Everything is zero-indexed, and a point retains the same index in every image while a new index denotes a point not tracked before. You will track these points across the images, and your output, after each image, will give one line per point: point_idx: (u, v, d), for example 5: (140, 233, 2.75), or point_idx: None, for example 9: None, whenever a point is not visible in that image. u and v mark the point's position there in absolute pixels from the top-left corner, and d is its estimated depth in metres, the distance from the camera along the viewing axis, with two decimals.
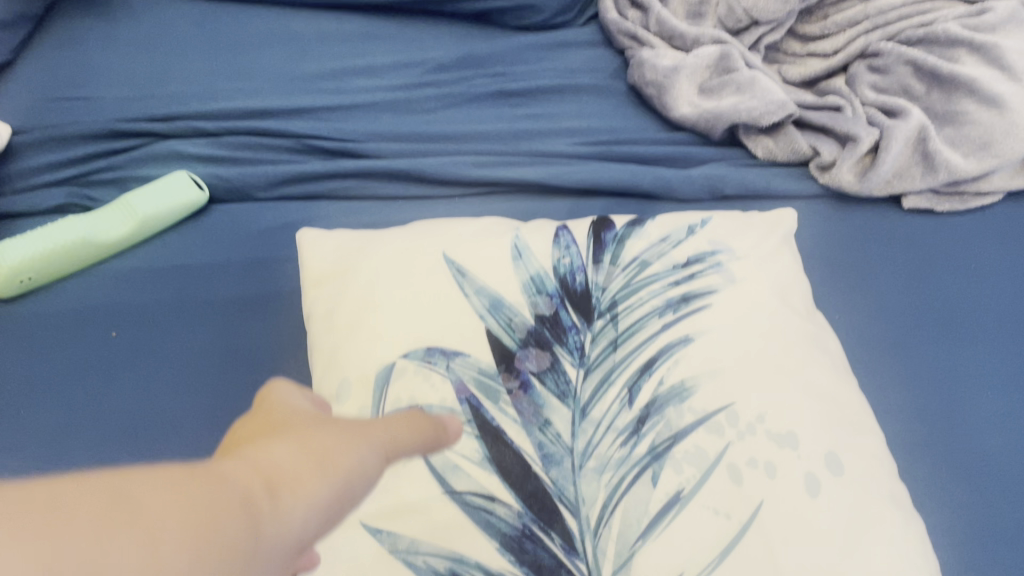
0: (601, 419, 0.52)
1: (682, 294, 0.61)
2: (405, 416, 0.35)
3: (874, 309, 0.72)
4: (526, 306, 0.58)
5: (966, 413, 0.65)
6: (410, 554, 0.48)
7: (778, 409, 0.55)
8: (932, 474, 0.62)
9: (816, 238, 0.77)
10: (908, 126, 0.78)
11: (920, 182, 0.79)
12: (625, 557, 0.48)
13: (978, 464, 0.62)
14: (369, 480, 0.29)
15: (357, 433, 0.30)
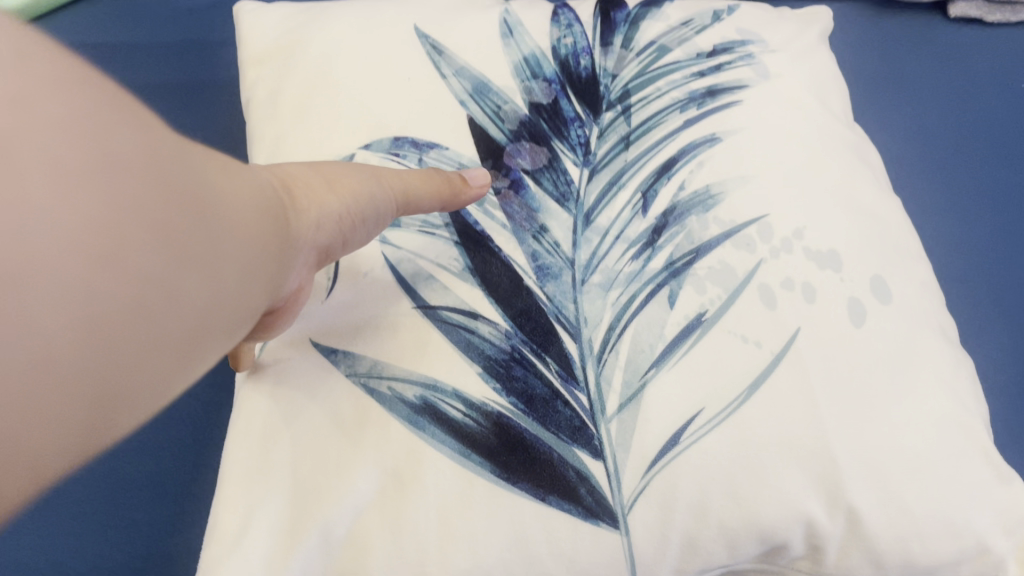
0: (608, 227, 0.43)
1: (706, 88, 0.50)
2: (422, 171, 0.41)
3: (911, 126, 0.63)
4: (519, 93, 0.47)
5: (1007, 247, 0.58)
6: (372, 379, 0.39)
7: (818, 223, 0.46)
8: (974, 305, 0.56)
9: (851, 50, 0.66)
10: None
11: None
12: (635, 388, 0.39)
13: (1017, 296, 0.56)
14: (299, 275, 0.35)
15: (371, 172, 0.39)
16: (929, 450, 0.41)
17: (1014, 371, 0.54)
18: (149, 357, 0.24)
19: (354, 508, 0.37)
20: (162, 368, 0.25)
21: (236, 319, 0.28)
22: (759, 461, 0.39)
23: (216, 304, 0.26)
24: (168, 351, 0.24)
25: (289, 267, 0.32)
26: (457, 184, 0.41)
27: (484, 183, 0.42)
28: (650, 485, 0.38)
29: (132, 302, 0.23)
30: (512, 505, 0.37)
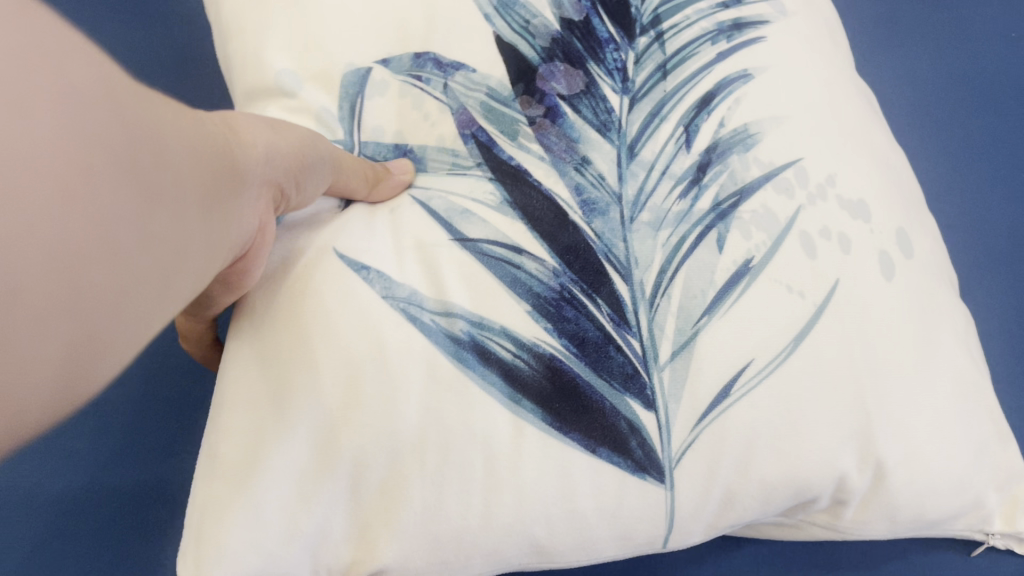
0: (654, 161, 0.39)
1: (732, 22, 0.47)
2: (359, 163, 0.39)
3: (900, 73, 0.62)
4: (546, 9, 0.41)
5: (997, 199, 0.57)
6: (412, 307, 0.35)
7: (848, 173, 0.45)
8: (969, 252, 0.56)
9: None
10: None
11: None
12: (688, 336, 0.37)
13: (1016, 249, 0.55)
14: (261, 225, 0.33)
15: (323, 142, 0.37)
16: (949, 406, 0.42)
17: (1007, 316, 0.53)
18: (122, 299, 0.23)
19: (392, 451, 0.33)
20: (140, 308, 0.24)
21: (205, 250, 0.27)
22: (803, 414, 0.38)
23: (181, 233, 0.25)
24: (127, 292, 0.24)
25: (243, 213, 0.31)
26: (378, 185, 0.39)
27: (405, 175, 0.40)
28: (699, 438, 0.36)
29: (88, 233, 0.22)
30: (563, 456, 0.35)
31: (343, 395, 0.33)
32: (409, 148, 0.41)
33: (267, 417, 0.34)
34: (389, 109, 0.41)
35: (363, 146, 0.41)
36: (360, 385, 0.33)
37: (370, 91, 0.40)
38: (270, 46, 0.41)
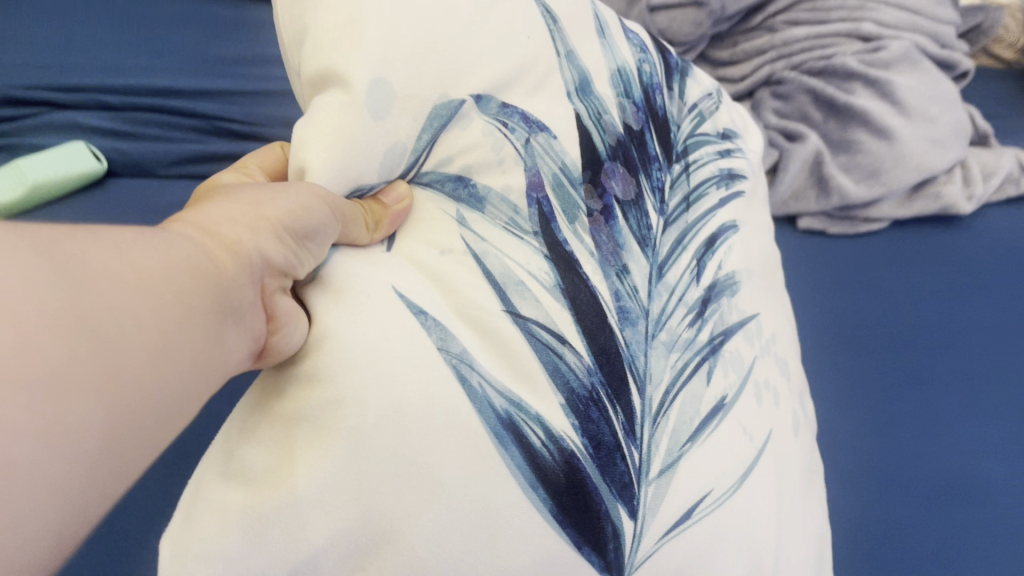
0: (675, 287, 0.42)
1: (728, 169, 0.52)
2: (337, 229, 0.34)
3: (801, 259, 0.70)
4: (615, 105, 0.44)
5: (870, 398, 0.62)
6: (464, 365, 0.34)
7: (781, 341, 0.51)
8: (842, 437, 0.60)
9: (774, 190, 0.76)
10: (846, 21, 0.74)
11: (815, 206, 0.72)
12: (674, 457, 0.39)
13: (886, 451, 0.59)
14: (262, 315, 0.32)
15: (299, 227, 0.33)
16: (811, 557, 0.48)
17: (861, 500, 0.57)
18: (99, 482, 0.25)
19: (417, 504, 0.32)
20: (104, 468, 0.25)
21: (176, 395, 0.27)
22: (734, 545, 0.42)
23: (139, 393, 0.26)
24: (123, 445, 0.26)
25: (236, 331, 0.30)
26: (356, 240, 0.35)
27: (396, 211, 0.37)
28: (659, 551, 0.39)
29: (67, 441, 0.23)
30: (555, 547, 0.35)
31: (384, 438, 0.32)
32: (471, 185, 0.38)
33: (292, 439, 0.32)
34: (468, 138, 0.38)
35: (423, 171, 0.38)
36: (403, 427, 0.32)
37: (455, 115, 0.37)
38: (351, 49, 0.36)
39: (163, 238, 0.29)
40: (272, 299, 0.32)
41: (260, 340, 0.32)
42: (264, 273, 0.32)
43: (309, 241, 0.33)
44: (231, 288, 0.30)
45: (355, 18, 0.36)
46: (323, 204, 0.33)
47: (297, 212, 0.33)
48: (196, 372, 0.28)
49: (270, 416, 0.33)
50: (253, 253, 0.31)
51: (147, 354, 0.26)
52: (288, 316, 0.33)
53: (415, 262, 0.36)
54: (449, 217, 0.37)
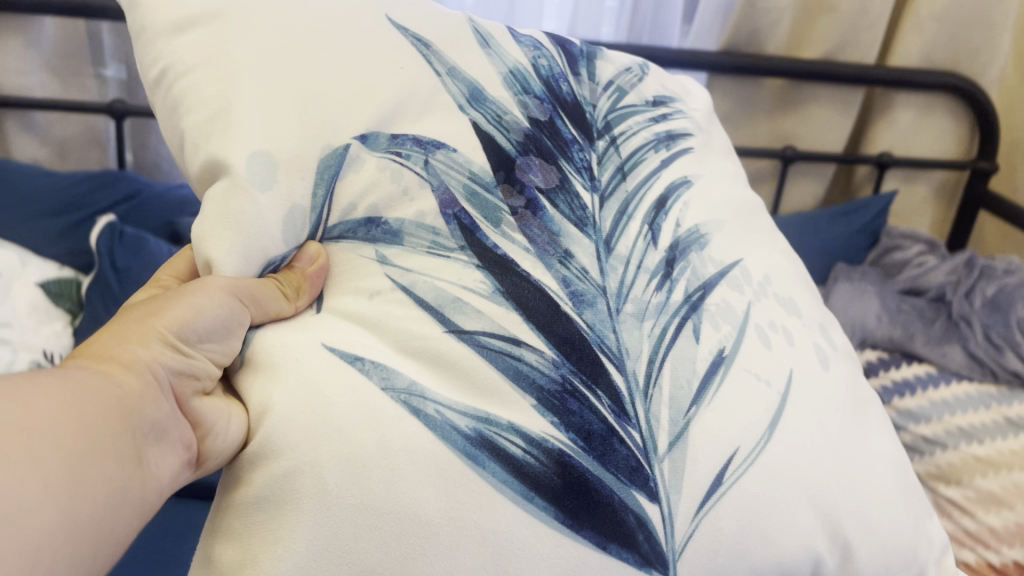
0: (629, 256, 0.40)
1: (666, 132, 0.50)
2: (245, 314, 0.34)
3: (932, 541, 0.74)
4: (515, 105, 0.43)
5: None
6: (415, 397, 0.33)
7: (781, 280, 0.48)
8: None
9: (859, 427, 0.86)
10: (1003, 276, 0.92)
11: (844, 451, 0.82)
12: (681, 426, 0.37)
13: None
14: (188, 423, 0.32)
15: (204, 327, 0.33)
16: (888, 492, 0.44)
17: None
18: None
19: (408, 553, 0.30)
20: None
21: (106, 530, 0.27)
22: (783, 500, 0.39)
23: (64, 534, 0.25)
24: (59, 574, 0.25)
25: (162, 452, 0.31)
26: (278, 313, 0.35)
27: (313, 269, 0.36)
28: (698, 530, 0.36)
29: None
30: (575, 556, 0.33)
31: (350, 496, 0.30)
32: (383, 223, 0.37)
33: (260, 528, 0.30)
34: (366, 179, 0.37)
35: (331, 225, 0.37)
36: (368, 479, 0.30)
37: (344, 161, 0.37)
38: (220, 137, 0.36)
39: (62, 381, 0.28)
40: (192, 404, 0.32)
41: (190, 447, 0.32)
42: (175, 383, 0.32)
43: (208, 341, 0.34)
44: (147, 409, 0.30)
45: (215, 109, 0.37)
46: (212, 302, 0.33)
47: (191, 318, 0.33)
48: (122, 503, 0.28)
49: (237, 514, 0.31)
50: (158, 371, 0.31)
51: (66, 500, 0.26)
52: (215, 416, 0.32)
53: (348, 316, 0.35)
54: (370, 260, 0.37)
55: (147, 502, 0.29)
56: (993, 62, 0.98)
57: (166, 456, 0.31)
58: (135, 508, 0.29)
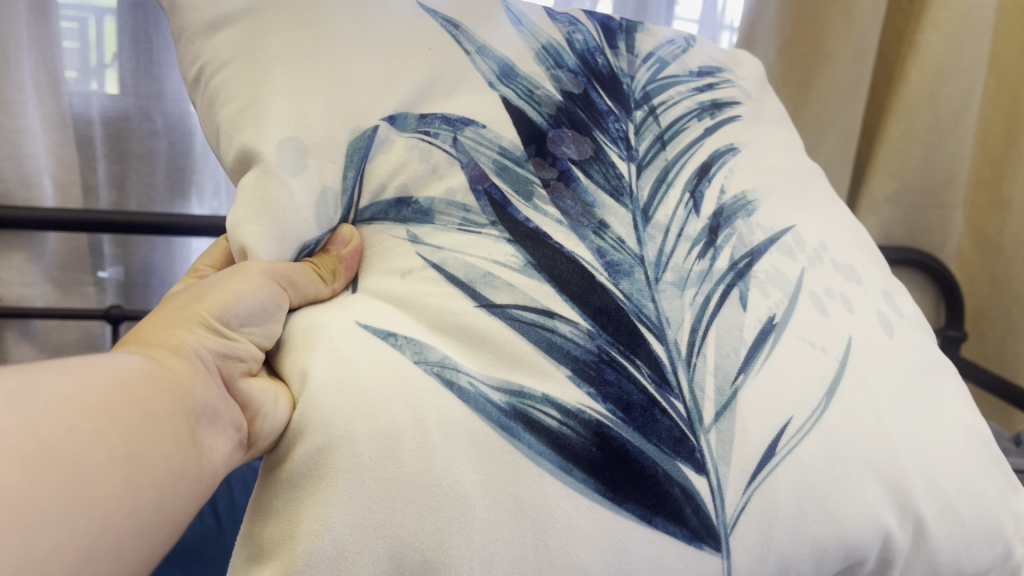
0: (668, 225, 0.39)
1: (711, 101, 0.49)
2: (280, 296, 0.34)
3: None
4: (547, 79, 0.42)
5: None
6: (448, 369, 0.32)
7: (838, 246, 0.46)
8: None
9: None
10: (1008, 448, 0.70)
11: None
12: (728, 395, 0.35)
13: None
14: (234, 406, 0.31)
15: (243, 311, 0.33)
16: (967, 465, 0.41)
17: None
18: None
19: (444, 527, 0.30)
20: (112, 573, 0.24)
21: (168, 507, 0.27)
22: (846, 471, 0.36)
23: (129, 507, 0.25)
24: (123, 538, 0.25)
25: (211, 436, 0.30)
26: (310, 294, 0.35)
27: (348, 249, 0.37)
28: (750, 502, 0.34)
29: (66, 544, 0.22)
30: (618, 530, 0.32)
31: (384, 470, 0.30)
32: (413, 203, 0.37)
33: (294, 504, 0.30)
34: (395, 160, 0.37)
35: (362, 207, 0.37)
36: (401, 453, 0.30)
37: (373, 143, 0.37)
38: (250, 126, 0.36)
39: (116, 363, 0.28)
40: (239, 385, 0.32)
41: (241, 428, 0.31)
42: (221, 365, 0.31)
43: (250, 325, 0.33)
44: (195, 389, 0.29)
45: (247, 100, 0.37)
46: (251, 286, 0.33)
47: (231, 301, 0.32)
48: (181, 481, 0.28)
49: (275, 489, 0.31)
50: (203, 353, 0.31)
51: (129, 474, 0.25)
52: (263, 396, 0.32)
53: (382, 295, 0.35)
54: (402, 240, 0.37)
55: (203, 484, 0.29)
56: (948, 245, 0.86)
57: (218, 437, 0.30)
58: (193, 487, 0.28)
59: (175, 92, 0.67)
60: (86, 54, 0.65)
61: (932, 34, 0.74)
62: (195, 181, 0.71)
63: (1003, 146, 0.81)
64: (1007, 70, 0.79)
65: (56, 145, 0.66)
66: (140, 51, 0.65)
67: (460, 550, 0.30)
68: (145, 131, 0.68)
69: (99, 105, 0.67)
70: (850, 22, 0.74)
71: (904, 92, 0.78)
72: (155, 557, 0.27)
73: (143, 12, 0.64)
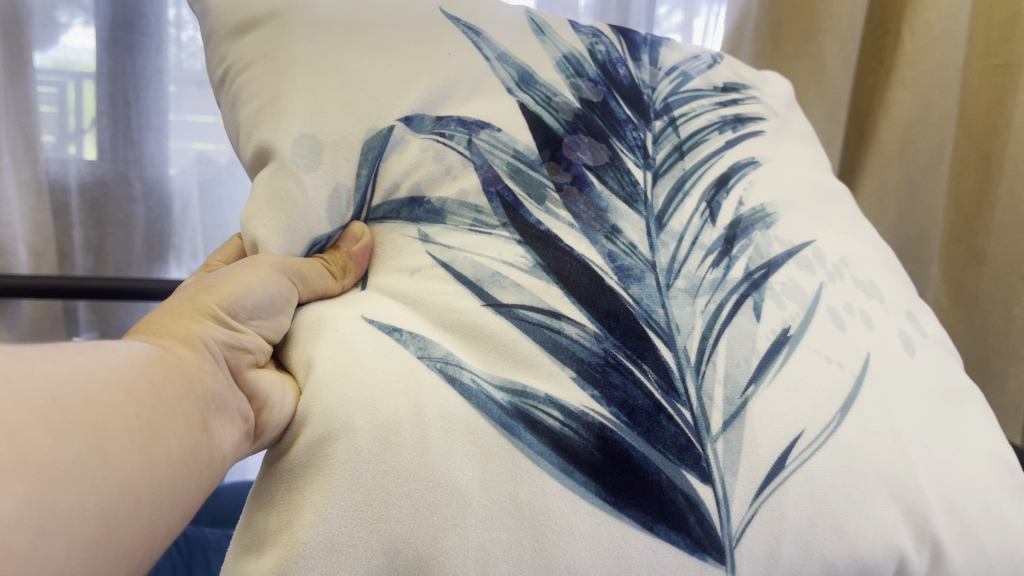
0: (682, 233, 0.40)
1: (734, 115, 0.48)
2: (286, 293, 0.34)
3: None
4: (566, 87, 0.42)
5: None
6: (451, 366, 0.32)
7: (857, 261, 0.45)
8: None
9: None
10: None
11: None
12: (738, 405, 0.35)
13: None
14: (237, 396, 0.31)
15: (244, 307, 0.33)
16: (990, 491, 0.40)
17: None
18: (114, 549, 0.24)
19: (440, 523, 0.29)
20: (120, 546, 0.24)
21: (181, 484, 0.27)
22: (860, 489, 0.35)
23: (144, 478, 0.25)
24: (132, 513, 0.25)
25: (218, 424, 0.30)
26: (319, 290, 0.35)
27: (359, 245, 0.37)
28: (758, 515, 0.33)
29: (75, 508, 0.23)
30: (619, 536, 0.31)
31: (381, 463, 0.29)
32: (426, 202, 0.38)
33: (293, 495, 0.30)
34: (408, 160, 0.38)
35: (375, 205, 0.38)
36: (400, 446, 0.30)
37: (388, 142, 0.38)
38: (267, 123, 0.37)
39: (127, 348, 0.28)
40: (247, 376, 0.32)
41: (248, 419, 0.31)
42: (228, 356, 0.31)
43: (257, 318, 0.33)
44: (202, 378, 0.30)
45: (267, 98, 0.37)
46: (261, 284, 0.33)
47: (241, 293, 0.33)
48: (194, 464, 0.28)
49: (276, 481, 0.31)
50: (211, 343, 0.31)
51: (144, 448, 0.26)
52: (269, 388, 0.32)
53: (391, 292, 0.36)
54: (412, 239, 0.37)
55: (213, 469, 0.29)
56: (930, 294, 0.83)
57: (226, 426, 0.30)
58: (205, 470, 0.28)
59: (149, 157, 0.70)
60: (65, 118, 0.67)
61: (901, 92, 0.75)
62: (173, 245, 0.73)
63: (976, 201, 0.79)
64: (973, 123, 0.78)
65: (31, 212, 0.67)
66: (119, 116, 0.68)
67: (455, 548, 0.29)
68: (123, 195, 0.70)
69: (76, 171, 0.69)
70: (821, 85, 0.76)
71: (878, 148, 0.79)
72: (168, 538, 0.27)
73: (122, 78, 0.67)
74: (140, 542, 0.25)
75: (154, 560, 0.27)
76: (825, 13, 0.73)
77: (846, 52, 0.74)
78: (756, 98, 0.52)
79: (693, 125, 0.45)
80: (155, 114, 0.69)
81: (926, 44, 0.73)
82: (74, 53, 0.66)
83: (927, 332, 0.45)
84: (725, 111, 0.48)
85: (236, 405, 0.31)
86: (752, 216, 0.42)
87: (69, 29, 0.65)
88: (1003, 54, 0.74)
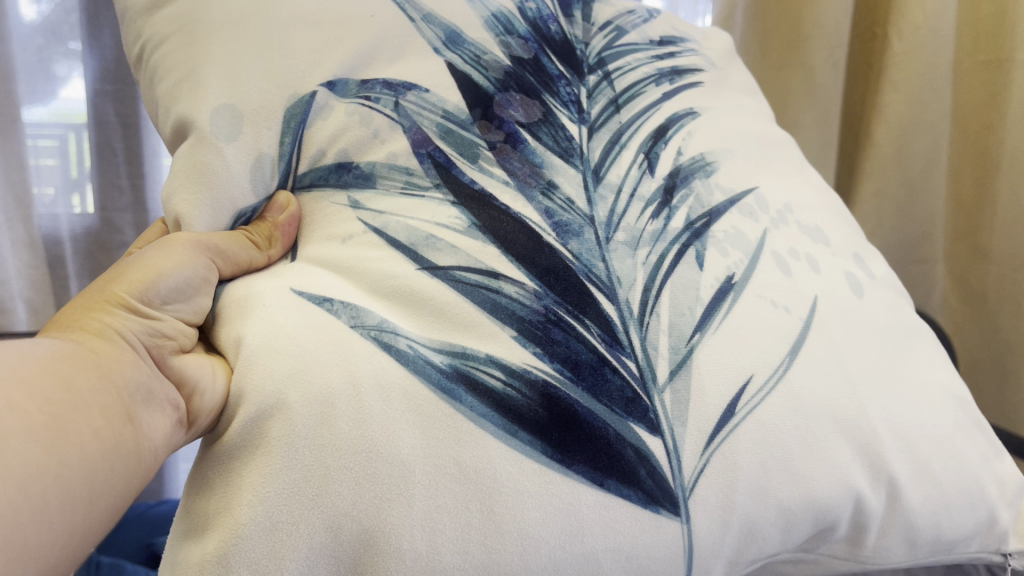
0: (621, 185, 0.39)
1: (671, 67, 0.47)
2: (205, 274, 0.32)
3: None
4: (496, 44, 0.41)
5: None
6: (386, 333, 0.31)
7: (803, 208, 0.44)
8: None
9: None
10: None
11: None
12: (683, 353, 0.35)
13: None
14: (167, 386, 0.30)
15: (165, 290, 0.31)
16: (944, 426, 0.39)
17: None
18: (21, 550, 0.23)
19: (381, 493, 0.28)
20: (27, 546, 0.23)
21: (99, 481, 0.26)
22: (812, 432, 0.35)
23: (52, 476, 0.24)
24: (38, 511, 0.23)
25: (148, 417, 0.29)
26: (243, 264, 0.34)
27: (284, 211, 0.36)
28: (710, 463, 0.33)
29: None
30: (567, 493, 0.30)
31: (318, 437, 0.28)
32: (355, 168, 0.37)
33: (231, 472, 0.29)
34: (334, 125, 0.37)
35: (300, 174, 0.37)
36: (336, 419, 0.29)
37: (312, 108, 0.36)
38: (183, 97, 0.35)
39: (35, 346, 0.27)
40: (173, 363, 0.30)
41: (180, 406, 0.30)
42: (150, 344, 0.30)
43: (174, 302, 0.32)
44: (123, 372, 0.28)
45: (183, 72, 0.36)
46: (180, 267, 0.32)
47: (153, 279, 0.31)
48: (117, 456, 0.27)
49: (211, 463, 0.30)
50: (128, 334, 0.29)
51: (53, 444, 0.24)
52: (198, 371, 0.31)
53: (323, 262, 0.35)
54: (343, 206, 0.36)
55: (142, 463, 0.28)
56: (934, 296, 0.84)
57: (155, 416, 0.29)
58: (130, 464, 0.27)
59: (141, 203, 0.70)
60: (66, 169, 0.67)
61: (892, 95, 0.76)
62: None
63: (978, 185, 0.77)
64: (972, 120, 0.77)
65: (28, 269, 0.66)
66: (107, 167, 0.68)
67: (401, 518, 0.28)
68: (114, 242, 0.70)
69: (68, 224, 0.69)
70: (811, 88, 0.76)
71: (874, 154, 0.79)
72: (88, 539, 0.26)
73: (108, 128, 0.67)
74: (50, 544, 0.24)
75: (74, 562, 0.25)
76: (810, 21, 0.73)
77: (835, 57, 0.74)
78: (697, 49, 0.52)
79: (629, 79, 0.44)
80: (148, 163, 0.69)
81: (914, 44, 0.74)
82: (71, 105, 0.66)
83: (877, 272, 0.45)
84: (663, 63, 0.47)
85: (168, 396, 0.29)
86: (695, 164, 0.42)
87: (68, 81, 0.65)
88: (993, 50, 0.73)
